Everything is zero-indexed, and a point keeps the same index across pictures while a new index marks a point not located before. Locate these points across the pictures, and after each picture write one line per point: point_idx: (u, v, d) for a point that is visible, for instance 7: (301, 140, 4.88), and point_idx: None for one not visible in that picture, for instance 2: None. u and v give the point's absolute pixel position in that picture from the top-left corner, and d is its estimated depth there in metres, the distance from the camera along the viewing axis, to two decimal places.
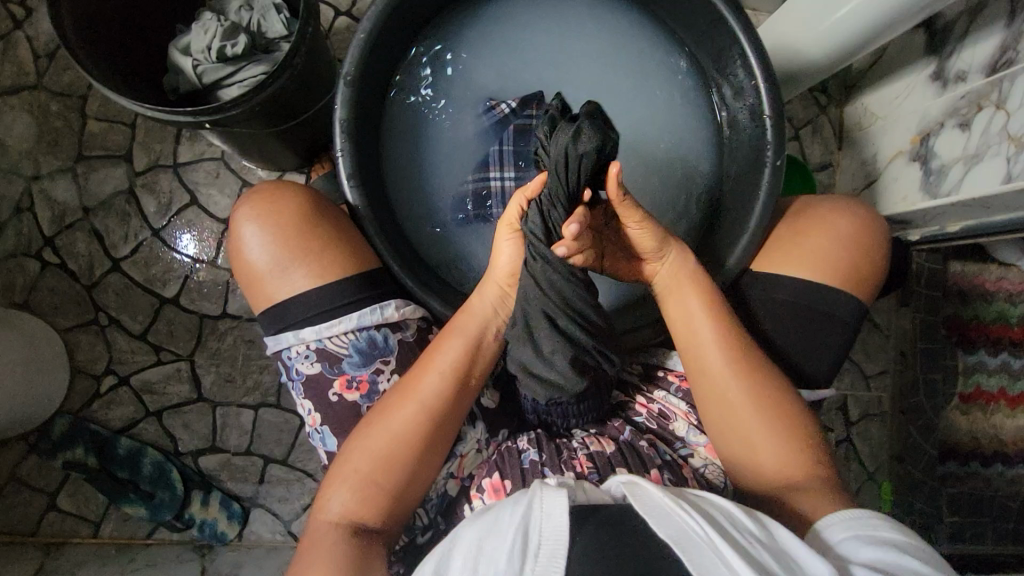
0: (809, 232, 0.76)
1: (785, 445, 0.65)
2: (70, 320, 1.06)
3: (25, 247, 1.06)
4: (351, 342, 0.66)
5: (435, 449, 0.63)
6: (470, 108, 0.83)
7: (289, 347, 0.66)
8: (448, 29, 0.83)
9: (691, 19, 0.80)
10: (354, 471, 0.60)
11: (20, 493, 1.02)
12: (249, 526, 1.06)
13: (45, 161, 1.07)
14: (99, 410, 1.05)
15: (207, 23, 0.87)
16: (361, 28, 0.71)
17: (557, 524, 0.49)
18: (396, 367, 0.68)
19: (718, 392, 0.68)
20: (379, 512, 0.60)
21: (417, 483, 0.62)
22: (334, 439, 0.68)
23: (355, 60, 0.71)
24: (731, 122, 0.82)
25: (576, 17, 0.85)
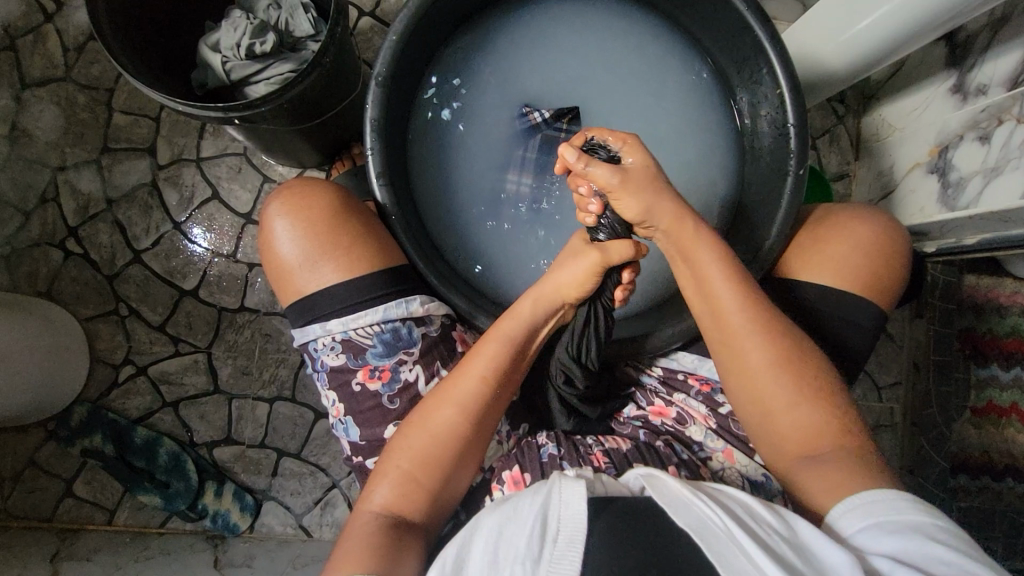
0: (828, 240, 0.76)
1: (811, 416, 0.63)
2: (91, 310, 1.07)
3: (49, 235, 1.07)
4: (376, 334, 0.67)
5: (473, 447, 0.64)
6: (505, 109, 0.84)
7: (316, 340, 0.67)
8: (479, 33, 0.84)
9: (714, 28, 0.80)
10: (396, 468, 0.61)
11: (38, 479, 1.04)
12: (261, 519, 1.07)
13: (71, 152, 1.09)
14: (117, 399, 1.06)
15: (236, 21, 0.88)
16: (393, 29, 0.72)
17: (576, 511, 0.50)
18: (418, 359, 0.69)
19: (738, 357, 0.65)
20: (420, 506, 0.60)
21: (454, 486, 0.63)
22: (356, 429, 0.69)
23: (387, 61, 0.72)
24: (752, 131, 0.83)
25: (601, 22, 0.86)
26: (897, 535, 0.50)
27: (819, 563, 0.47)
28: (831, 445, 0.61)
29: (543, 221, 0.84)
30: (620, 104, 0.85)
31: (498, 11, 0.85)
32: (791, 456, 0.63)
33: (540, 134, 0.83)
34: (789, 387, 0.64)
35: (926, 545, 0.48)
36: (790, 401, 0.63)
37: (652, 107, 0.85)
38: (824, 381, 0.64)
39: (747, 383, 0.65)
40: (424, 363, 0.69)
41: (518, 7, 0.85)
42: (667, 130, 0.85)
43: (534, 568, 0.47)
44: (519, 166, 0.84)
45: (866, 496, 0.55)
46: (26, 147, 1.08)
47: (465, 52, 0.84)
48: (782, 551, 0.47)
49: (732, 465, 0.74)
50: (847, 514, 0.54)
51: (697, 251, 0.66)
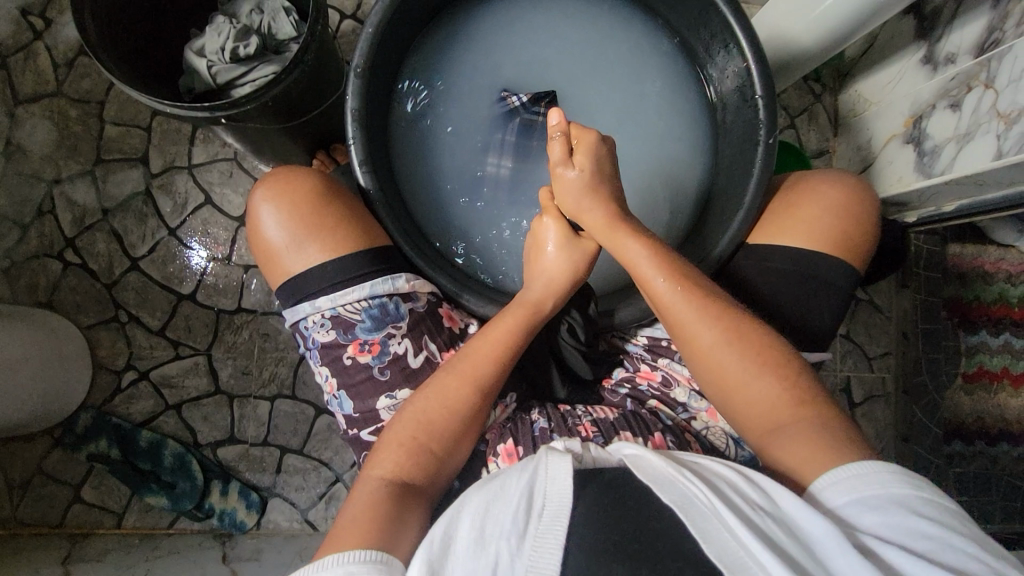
0: (799, 205, 0.78)
1: (769, 387, 0.63)
2: (92, 318, 1.09)
3: (47, 247, 1.10)
4: (363, 309, 0.69)
5: (482, 414, 0.66)
6: (483, 95, 0.86)
7: (307, 318, 0.69)
8: (455, 25, 0.86)
9: (681, 8, 0.83)
10: (404, 438, 0.63)
11: (47, 486, 1.05)
12: (267, 516, 1.09)
13: (65, 164, 1.11)
14: (120, 404, 1.08)
15: (219, 26, 0.91)
16: (368, 22, 0.74)
17: (561, 488, 0.52)
18: (406, 332, 0.71)
19: (686, 338, 0.67)
20: (424, 471, 0.62)
21: (459, 453, 0.65)
22: (350, 403, 0.71)
23: (364, 52, 0.74)
24: (725, 108, 0.85)
25: (572, 8, 0.88)
26: (882, 512, 0.50)
27: (803, 537, 0.47)
28: (797, 412, 0.62)
29: (525, 203, 0.86)
30: (595, 88, 0.87)
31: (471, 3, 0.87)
32: (759, 428, 0.63)
33: (518, 118, 0.86)
34: (748, 359, 0.64)
35: (912, 522, 0.49)
36: (750, 375, 0.64)
37: (628, 88, 0.88)
38: (778, 350, 0.65)
39: (707, 362, 0.66)
40: (412, 337, 0.71)
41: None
42: (641, 111, 0.87)
43: (520, 543, 0.48)
44: (498, 150, 0.86)
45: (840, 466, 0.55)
46: (22, 162, 1.10)
47: (441, 43, 0.86)
48: (767, 527, 0.47)
49: (714, 424, 0.77)
50: (827, 488, 0.54)
51: (621, 244, 0.69)
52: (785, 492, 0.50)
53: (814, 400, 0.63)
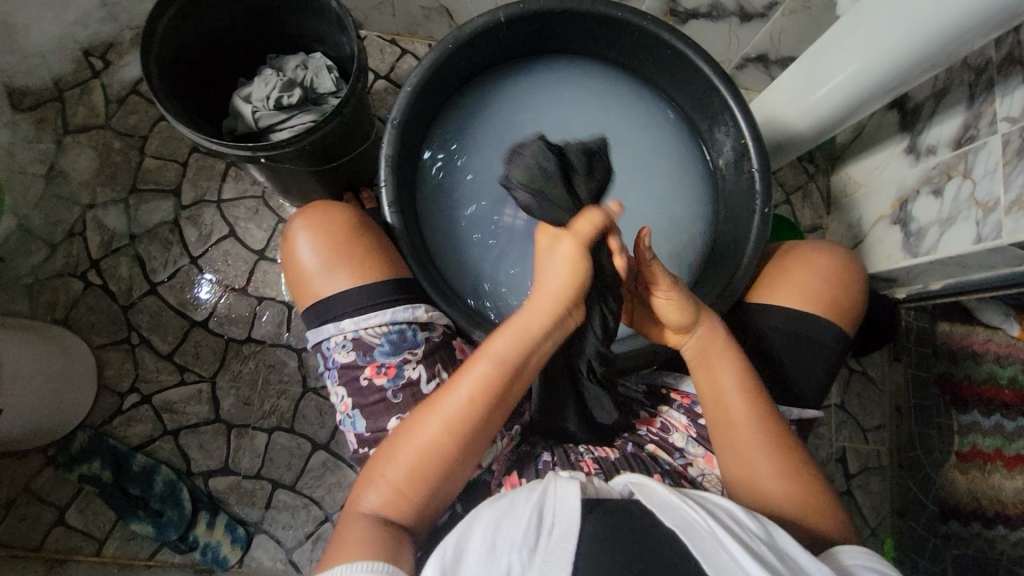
0: (794, 268, 0.83)
1: (795, 490, 0.68)
2: (104, 338, 1.12)
3: (73, 266, 1.14)
4: (383, 333, 0.72)
5: (471, 456, 0.66)
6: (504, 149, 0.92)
7: (330, 338, 0.73)
8: (485, 89, 0.95)
9: (687, 88, 0.91)
10: (389, 475, 0.64)
11: (32, 506, 1.04)
12: (251, 553, 1.06)
13: (102, 191, 1.18)
14: (119, 426, 1.09)
15: (268, 77, 1.00)
16: (407, 82, 0.82)
17: (569, 508, 0.54)
18: (422, 358, 0.73)
19: (727, 430, 0.72)
20: (410, 510, 0.64)
21: (446, 494, 0.66)
22: (362, 423, 0.73)
23: (402, 109, 0.82)
24: (725, 179, 0.92)
25: (592, 79, 0.96)
26: None
27: (798, 567, 0.50)
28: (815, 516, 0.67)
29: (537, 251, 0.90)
30: (605, 151, 0.95)
31: (501, 71, 0.95)
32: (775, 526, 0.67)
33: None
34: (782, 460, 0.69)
35: None
36: (779, 472, 0.69)
37: (636, 152, 0.95)
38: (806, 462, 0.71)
39: (740, 452, 0.71)
40: (427, 363, 0.74)
41: (519, 67, 0.96)
42: (647, 174, 0.94)
43: (530, 558, 0.49)
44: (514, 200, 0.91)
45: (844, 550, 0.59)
46: (62, 186, 1.17)
47: (471, 103, 0.94)
48: (764, 553, 0.50)
49: (710, 471, 0.77)
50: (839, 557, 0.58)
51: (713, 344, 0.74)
52: (782, 530, 0.54)
53: (830, 511, 0.68)
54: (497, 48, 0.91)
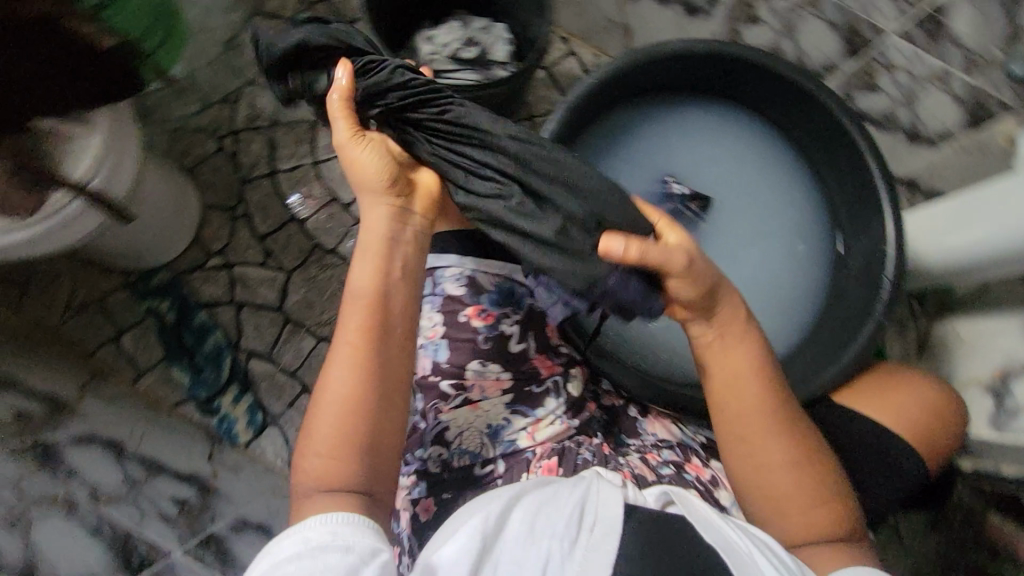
0: (902, 388, 0.76)
1: (809, 495, 0.61)
2: (215, 199, 1.20)
3: (215, 128, 1.23)
4: (497, 283, 0.67)
5: (398, 392, 0.59)
6: (649, 172, 0.95)
7: (445, 268, 0.67)
8: (650, 109, 0.94)
9: (843, 174, 0.85)
10: (315, 442, 0.57)
11: (98, 317, 1.11)
12: (258, 440, 1.09)
13: (264, 73, 1.26)
14: (195, 280, 1.15)
15: (455, 28, 1.08)
16: (591, 74, 0.82)
17: (612, 508, 0.53)
18: (520, 319, 0.67)
19: (737, 424, 0.62)
20: (368, 458, 0.57)
21: (395, 427, 0.59)
22: (445, 354, 0.65)
23: (578, 96, 0.83)
24: (845, 275, 0.86)
25: (755, 133, 0.94)
26: None
27: None
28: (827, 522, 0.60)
29: None
30: (741, 207, 0.94)
31: (671, 98, 0.94)
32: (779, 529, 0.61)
33: (671, 204, 0.93)
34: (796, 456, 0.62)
35: None
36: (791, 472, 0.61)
37: (771, 218, 0.94)
38: (821, 458, 0.63)
39: (755, 458, 0.62)
40: (524, 326, 0.67)
41: (689, 100, 0.94)
42: (772, 242, 0.93)
43: (569, 548, 0.50)
44: None
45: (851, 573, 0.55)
46: (234, 55, 1.26)
47: (632, 117, 0.94)
48: None
49: None
50: None
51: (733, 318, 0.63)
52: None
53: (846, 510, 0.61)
54: (678, 75, 0.89)
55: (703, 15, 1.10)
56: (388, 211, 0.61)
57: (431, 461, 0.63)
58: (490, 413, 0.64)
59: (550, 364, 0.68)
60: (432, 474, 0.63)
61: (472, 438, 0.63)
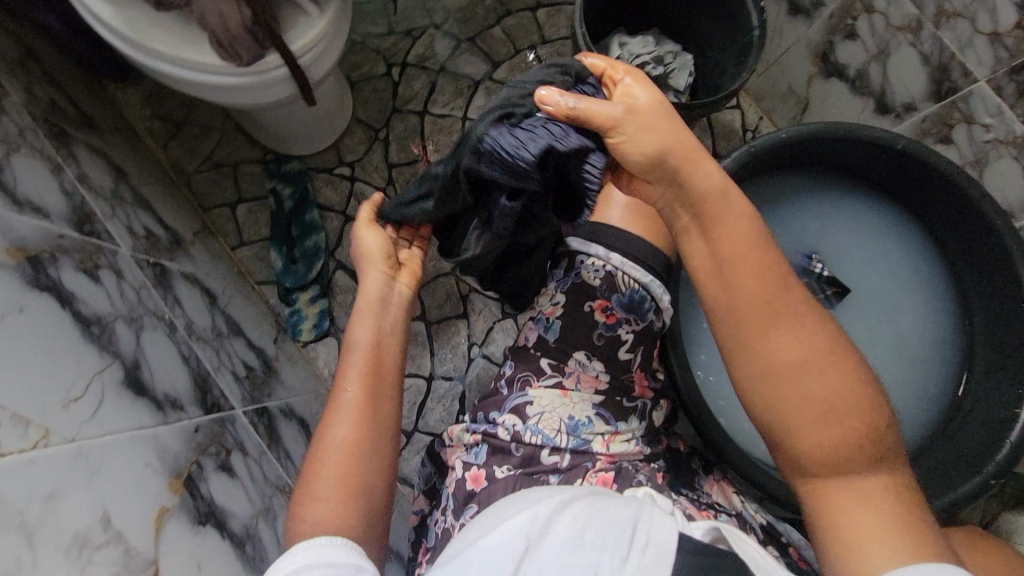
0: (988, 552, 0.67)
1: (854, 427, 0.46)
2: (364, 116, 1.25)
3: (389, 54, 1.29)
4: (630, 289, 0.64)
5: (388, 438, 0.63)
6: (796, 244, 0.92)
7: (588, 255, 0.65)
8: (818, 186, 0.92)
9: (996, 327, 0.80)
10: (322, 487, 0.57)
11: (227, 180, 1.19)
12: (317, 344, 1.14)
13: (451, 21, 1.31)
14: (320, 181, 1.21)
15: (649, 43, 1.08)
16: (786, 129, 0.81)
17: (669, 533, 0.46)
18: (639, 331, 0.64)
19: (756, 364, 0.49)
20: (363, 502, 0.58)
21: (387, 469, 0.62)
22: (556, 334, 0.65)
23: (763, 144, 0.81)
24: (959, 426, 0.81)
25: (921, 247, 0.89)
26: None
27: None
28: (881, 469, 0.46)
29: None
30: (873, 314, 0.90)
31: (846, 184, 0.91)
32: (826, 484, 0.47)
33: (806, 281, 0.90)
34: (826, 378, 0.47)
35: None
36: (817, 390, 0.47)
37: (903, 337, 0.89)
38: (861, 378, 0.48)
39: (766, 370, 0.48)
40: (639, 338, 0.64)
41: (862, 194, 0.91)
42: (895, 361, 0.88)
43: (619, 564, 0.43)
44: None
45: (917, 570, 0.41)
46: None
47: (800, 186, 0.92)
48: None
49: None
50: None
51: (726, 199, 0.51)
52: None
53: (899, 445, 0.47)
54: (863, 165, 0.86)
55: (893, 117, 1.07)
56: (391, 278, 0.71)
57: (502, 427, 0.64)
58: (576, 407, 0.63)
59: (646, 386, 0.66)
60: (498, 441, 0.63)
61: (551, 422, 0.62)
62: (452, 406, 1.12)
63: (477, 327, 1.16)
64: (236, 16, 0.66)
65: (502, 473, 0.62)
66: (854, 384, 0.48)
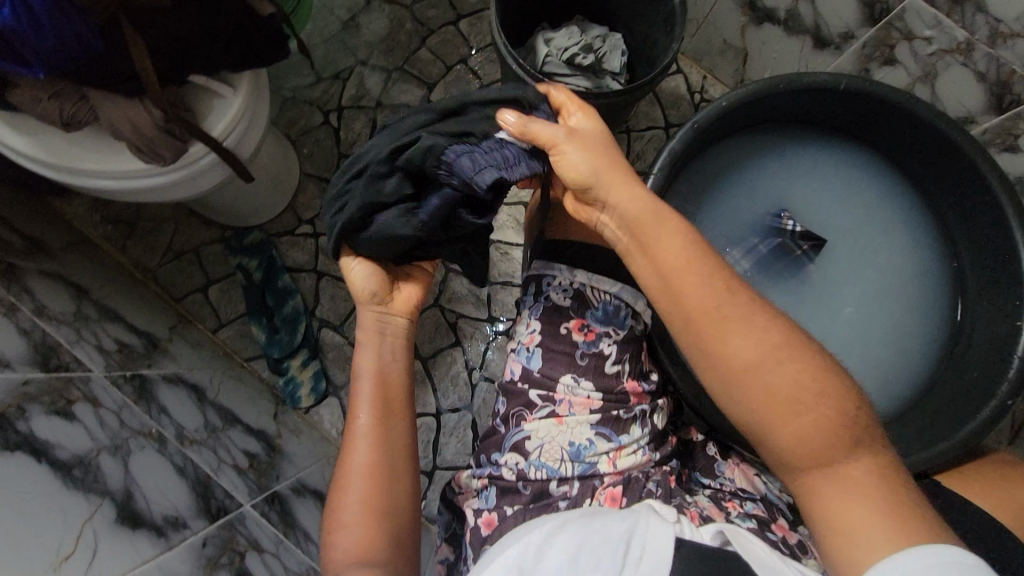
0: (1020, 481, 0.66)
1: (830, 431, 0.50)
2: (313, 170, 1.24)
3: (323, 103, 1.27)
4: (603, 300, 0.66)
5: (406, 459, 0.67)
6: (764, 204, 0.90)
7: (553, 277, 0.67)
8: (782, 138, 0.90)
9: (980, 240, 0.79)
10: (352, 513, 0.62)
11: (191, 266, 1.17)
12: (319, 407, 1.13)
13: (377, 55, 1.29)
14: (284, 244, 1.20)
15: (574, 33, 1.05)
16: (727, 96, 0.79)
17: (660, 549, 0.48)
18: (620, 340, 0.66)
19: (732, 371, 0.53)
20: (390, 526, 0.63)
21: (409, 491, 0.66)
22: (537, 363, 0.66)
23: (708, 115, 0.79)
24: (963, 352, 0.80)
25: (886, 179, 0.88)
26: None
27: None
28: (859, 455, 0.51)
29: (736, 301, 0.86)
30: (857, 255, 0.88)
31: (805, 132, 0.89)
32: (812, 478, 0.52)
33: (780, 239, 0.88)
34: (787, 371, 0.52)
35: None
36: (780, 382, 0.52)
37: (892, 269, 0.87)
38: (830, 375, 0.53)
39: (730, 373, 0.54)
40: (622, 347, 0.66)
41: (826, 139, 0.89)
42: (889, 297, 0.87)
43: None
44: (746, 250, 0.89)
45: (913, 553, 0.45)
46: (351, 36, 1.30)
47: (756, 145, 0.90)
48: None
49: None
50: None
51: (664, 228, 0.58)
52: None
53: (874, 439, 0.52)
54: (823, 110, 0.84)
55: (833, 50, 1.05)
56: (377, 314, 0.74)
57: (506, 467, 0.65)
58: (574, 431, 0.64)
59: (641, 392, 0.67)
60: (506, 482, 0.64)
61: (552, 453, 0.64)
62: (466, 436, 1.11)
63: (472, 352, 1.15)
64: (146, 119, 0.64)
65: (513, 511, 0.63)
66: (820, 379, 0.52)
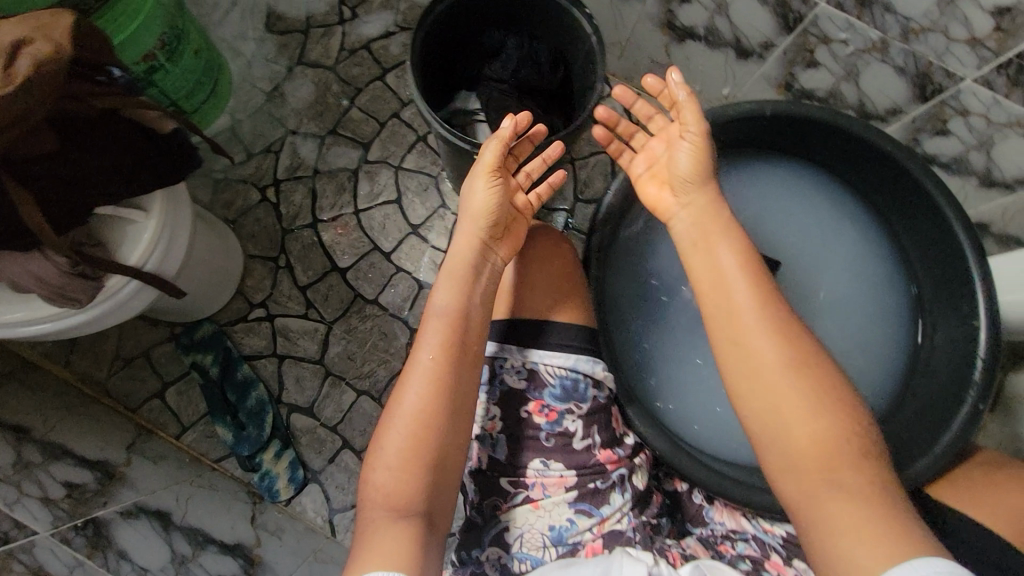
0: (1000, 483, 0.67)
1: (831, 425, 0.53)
2: (258, 250, 1.20)
3: (257, 179, 1.23)
4: (558, 376, 0.65)
5: (462, 412, 0.60)
6: None
7: (505, 359, 0.66)
8: (729, 157, 0.89)
9: (925, 241, 0.79)
10: (392, 459, 0.58)
11: (144, 370, 1.12)
12: (300, 497, 1.09)
13: (307, 122, 1.26)
14: (239, 332, 1.15)
15: None
16: None
17: None
18: (584, 414, 0.64)
19: (748, 364, 0.56)
20: (430, 484, 0.57)
21: (457, 450, 0.60)
22: (504, 451, 0.64)
23: None
24: (929, 352, 0.80)
25: (823, 188, 0.89)
26: None
27: None
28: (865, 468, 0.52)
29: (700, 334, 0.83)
30: (809, 267, 0.89)
31: (740, 155, 0.89)
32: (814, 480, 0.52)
33: None
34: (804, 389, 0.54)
35: None
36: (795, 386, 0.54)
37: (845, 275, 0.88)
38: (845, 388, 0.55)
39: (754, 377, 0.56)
40: (587, 421, 0.64)
41: (762, 156, 0.89)
42: (848, 304, 0.87)
43: None
44: None
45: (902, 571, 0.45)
46: (277, 106, 1.27)
47: None
48: None
49: None
50: None
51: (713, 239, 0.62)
52: None
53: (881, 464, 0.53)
54: (761, 129, 0.84)
55: (756, 59, 1.05)
56: (481, 246, 0.66)
57: (489, 565, 0.61)
58: (553, 514, 0.62)
59: (618, 457, 0.65)
60: None
61: (535, 540, 0.61)
62: None
63: None
64: (51, 269, 0.63)
65: None
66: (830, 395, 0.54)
